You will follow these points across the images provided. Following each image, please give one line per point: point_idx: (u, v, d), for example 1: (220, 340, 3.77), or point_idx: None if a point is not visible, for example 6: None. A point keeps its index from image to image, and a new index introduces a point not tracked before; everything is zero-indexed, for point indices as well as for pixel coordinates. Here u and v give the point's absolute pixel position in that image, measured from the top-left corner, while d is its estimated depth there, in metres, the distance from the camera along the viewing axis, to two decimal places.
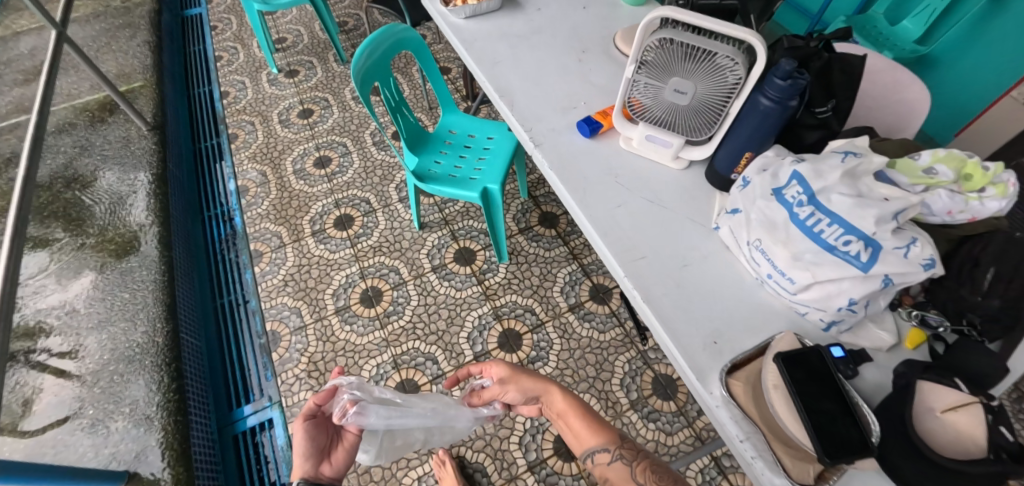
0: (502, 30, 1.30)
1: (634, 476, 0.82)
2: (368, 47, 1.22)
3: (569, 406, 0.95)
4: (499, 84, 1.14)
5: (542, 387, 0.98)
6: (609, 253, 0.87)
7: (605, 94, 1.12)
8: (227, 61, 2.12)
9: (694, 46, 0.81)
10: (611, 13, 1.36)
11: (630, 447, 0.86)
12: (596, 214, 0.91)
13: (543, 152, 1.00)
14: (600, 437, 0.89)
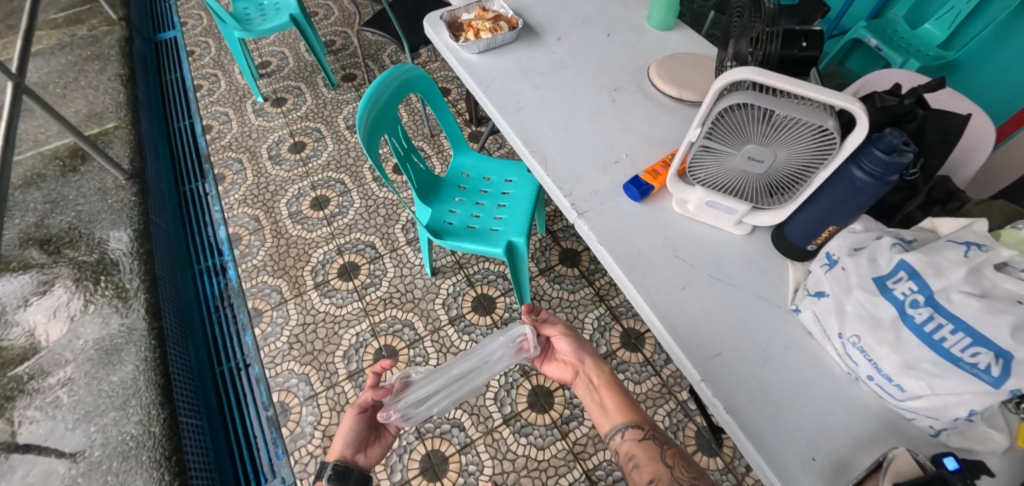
0: (521, 66, 1.16)
1: (664, 459, 0.80)
2: (370, 100, 1.06)
3: (611, 378, 0.91)
4: (527, 136, 1.01)
5: (590, 355, 0.94)
6: (682, 351, 0.76)
7: (646, 144, 1.00)
8: (208, 91, 1.97)
9: (778, 113, 0.69)
10: (638, 40, 1.24)
11: (660, 436, 0.84)
12: (659, 299, 0.80)
13: (589, 223, 0.88)
14: (634, 418, 0.86)
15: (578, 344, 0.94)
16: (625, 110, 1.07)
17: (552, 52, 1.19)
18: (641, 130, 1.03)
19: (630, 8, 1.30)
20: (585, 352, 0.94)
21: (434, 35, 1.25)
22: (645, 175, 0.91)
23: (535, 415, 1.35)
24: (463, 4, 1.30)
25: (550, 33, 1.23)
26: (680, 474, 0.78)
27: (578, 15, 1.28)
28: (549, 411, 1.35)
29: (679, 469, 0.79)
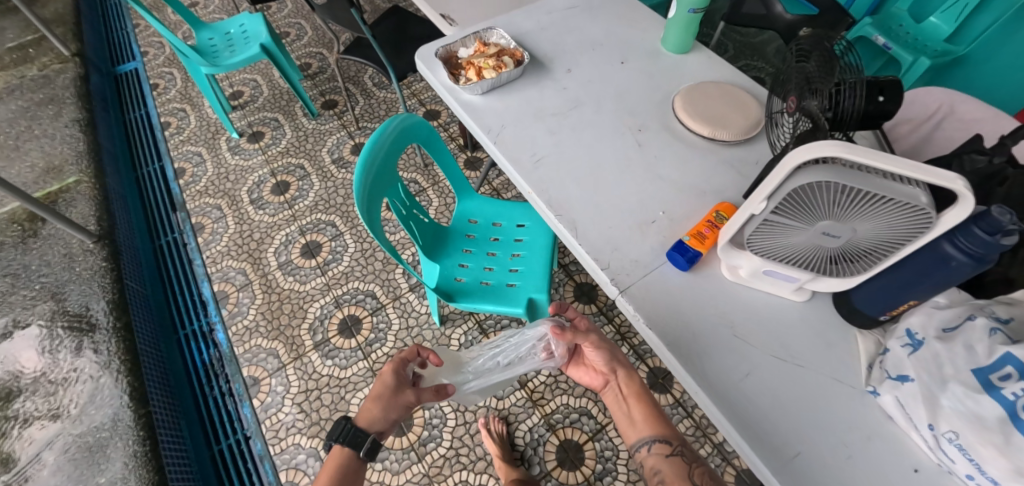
0: (531, 106, 1.04)
1: (690, 475, 0.74)
2: (366, 168, 0.94)
3: (642, 388, 0.86)
4: (550, 196, 0.90)
5: (622, 364, 0.88)
6: (755, 454, 0.70)
7: (680, 197, 0.91)
8: (177, 129, 1.82)
9: (866, 192, 0.60)
10: (655, 67, 1.13)
11: (689, 454, 0.79)
12: (720, 392, 0.74)
13: (632, 302, 0.79)
14: (662, 432, 0.81)
15: (609, 352, 0.87)
16: (653, 155, 0.97)
17: (563, 88, 1.08)
18: (674, 179, 0.94)
19: (641, 30, 1.19)
20: (617, 360, 0.88)
21: (429, 72, 1.11)
22: (689, 239, 0.82)
23: (566, 473, 1.24)
24: (458, 35, 1.17)
25: (558, 65, 1.12)
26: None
27: (586, 42, 1.16)
28: (580, 467, 1.24)
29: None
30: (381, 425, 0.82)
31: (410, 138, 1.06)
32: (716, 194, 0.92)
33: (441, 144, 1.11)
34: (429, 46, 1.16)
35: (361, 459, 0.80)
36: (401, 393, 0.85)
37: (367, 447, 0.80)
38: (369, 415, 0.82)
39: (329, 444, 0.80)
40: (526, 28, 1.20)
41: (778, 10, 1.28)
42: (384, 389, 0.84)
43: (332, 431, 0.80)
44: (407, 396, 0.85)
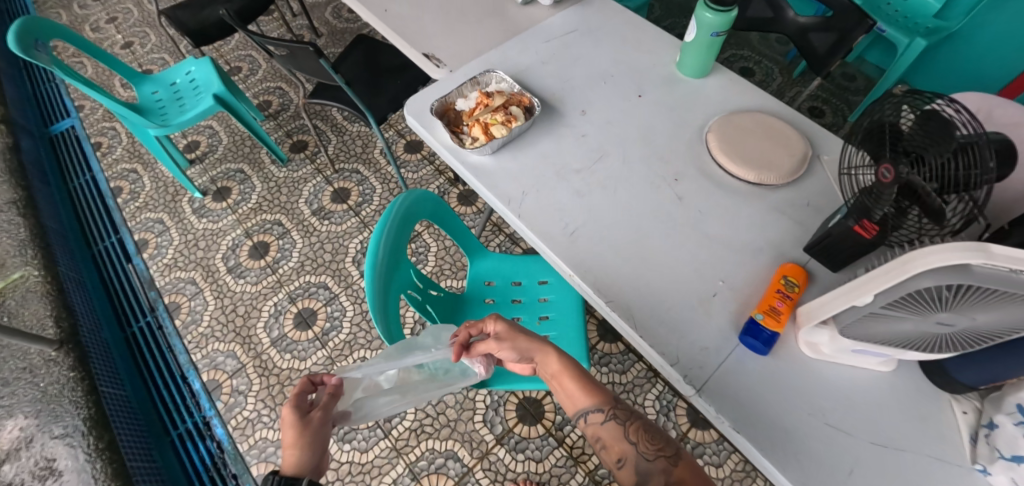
0: (551, 164, 0.92)
1: (626, 435, 0.69)
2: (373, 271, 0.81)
3: (563, 360, 0.78)
4: (596, 278, 0.80)
5: (535, 343, 0.80)
6: None
7: (736, 258, 0.82)
8: (131, 194, 1.62)
9: (1001, 289, 0.52)
10: (675, 95, 1.02)
11: (624, 411, 0.73)
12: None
13: (712, 400, 0.72)
14: (594, 403, 0.74)
15: (516, 338, 0.80)
16: (697, 211, 0.87)
17: (582, 135, 0.96)
18: (726, 239, 0.84)
19: (651, 53, 1.08)
20: (528, 342, 0.80)
21: (426, 132, 0.97)
22: (762, 317, 0.75)
23: None
24: (452, 81, 1.03)
25: (571, 107, 0.99)
26: (645, 450, 0.67)
27: (595, 75, 1.04)
28: None
29: (645, 443, 0.68)
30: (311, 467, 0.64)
31: (417, 216, 0.92)
32: (773, 250, 0.83)
33: (451, 213, 0.99)
34: (418, 99, 1.02)
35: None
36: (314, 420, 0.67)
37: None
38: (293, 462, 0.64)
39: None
40: (525, 63, 1.06)
41: (790, 13, 1.19)
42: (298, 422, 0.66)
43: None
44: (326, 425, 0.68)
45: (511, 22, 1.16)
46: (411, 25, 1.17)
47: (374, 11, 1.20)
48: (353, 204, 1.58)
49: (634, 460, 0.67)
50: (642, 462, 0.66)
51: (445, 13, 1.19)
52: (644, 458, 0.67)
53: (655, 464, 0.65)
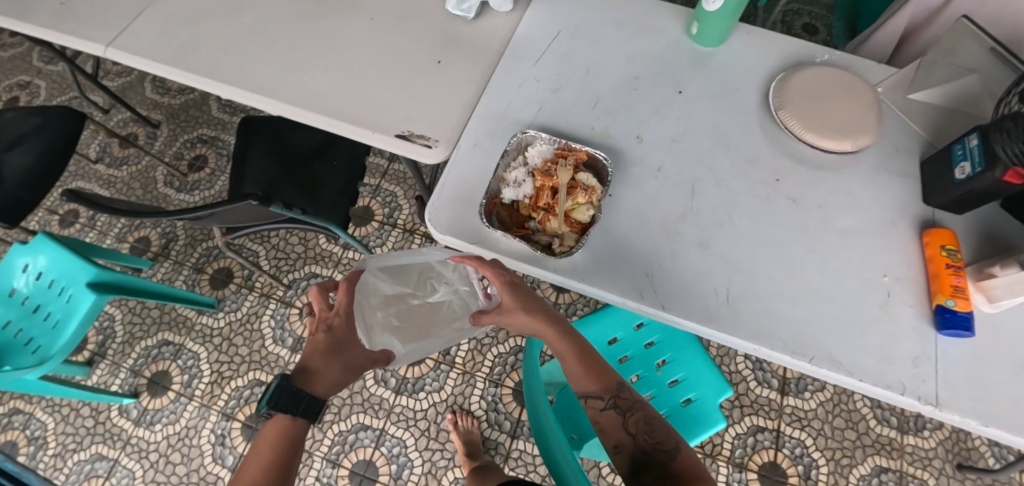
0: (649, 225, 0.77)
1: (625, 426, 0.68)
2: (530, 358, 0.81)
3: (570, 335, 0.75)
4: (785, 340, 0.71)
5: (540, 314, 0.75)
6: None
7: (876, 243, 0.77)
8: (34, 443, 1.18)
9: None
10: (708, 77, 0.89)
11: (629, 396, 0.71)
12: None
13: (953, 407, 0.69)
14: (601, 387, 0.72)
15: (520, 301, 0.75)
16: (816, 208, 0.79)
17: (655, 169, 0.81)
18: (858, 225, 0.78)
19: (654, 37, 0.92)
20: (536, 309, 0.76)
21: (486, 250, 0.75)
22: (955, 303, 0.71)
23: None
24: (474, 166, 0.80)
25: (618, 140, 0.83)
26: (643, 442, 0.67)
27: (616, 89, 0.88)
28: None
29: (645, 434, 0.67)
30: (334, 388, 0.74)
31: None
32: (900, 215, 0.79)
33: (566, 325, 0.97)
34: (440, 209, 0.77)
35: (305, 422, 0.70)
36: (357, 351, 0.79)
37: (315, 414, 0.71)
38: (319, 378, 0.74)
39: (267, 414, 0.69)
40: (532, 105, 0.86)
41: None
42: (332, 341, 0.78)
43: (269, 399, 0.69)
44: (360, 357, 0.80)
45: (473, 57, 0.93)
46: (355, 105, 0.89)
47: (293, 103, 0.89)
48: None
49: (632, 452, 0.66)
50: (640, 454, 0.66)
51: (386, 73, 0.92)
52: (641, 451, 0.66)
53: (653, 457, 0.65)
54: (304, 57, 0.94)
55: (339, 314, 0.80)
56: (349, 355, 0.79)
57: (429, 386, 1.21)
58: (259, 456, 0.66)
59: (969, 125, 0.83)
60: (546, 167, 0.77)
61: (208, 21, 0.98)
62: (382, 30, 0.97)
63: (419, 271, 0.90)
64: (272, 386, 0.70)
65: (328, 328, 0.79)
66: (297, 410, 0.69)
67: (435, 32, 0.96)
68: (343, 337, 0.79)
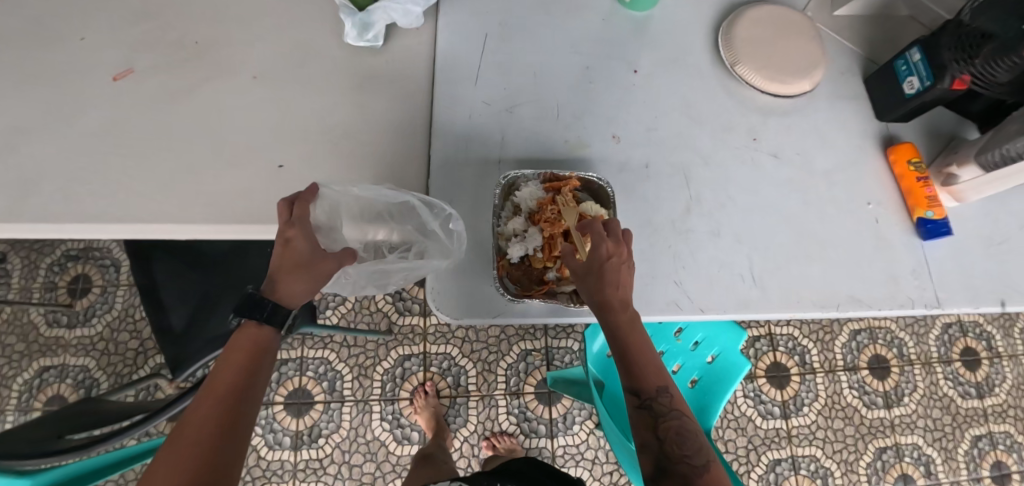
0: (657, 231, 0.76)
1: (656, 430, 0.59)
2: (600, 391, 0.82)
3: (635, 330, 0.61)
4: (809, 298, 0.76)
5: (609, 295, 0.60)
6: None
7: (849, 172, 0.82)
8: None
9: None
10: (649, 50, 0.85)
11: (667, 405, 0.59)
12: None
13: (952, 303, 0.78)
14: (636, 386, 0.60)
15: (586, 275, 0.61)
16: (794, 156, 0.82)
17: (643, 167, 0.79)
18: (833, 161, 0.82)
19: (582, 20, 0.86)
20: (605, 289, 0.60)
21: (518, 320, 0.71)
22: (933, 213, 0.78)
23: (796, 389, 1.24)
24: (467, 230, 0.73)
25: (592, 149, 0.79)
26: (672, 450, 0.58)
27: (568, 92, 0.82)
28: (787, 384, 1.25)
29: (675, 444, 0.58)
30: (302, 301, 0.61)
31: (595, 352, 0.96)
32: (863, 138, 0.83)
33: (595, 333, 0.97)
34: (445, 293, 0.71)
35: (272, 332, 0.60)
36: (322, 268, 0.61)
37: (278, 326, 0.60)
38: (283, 291, 0.60)
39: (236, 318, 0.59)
40: (492, 136, 0.79)
41: None
42: (292, 262, 0.60)
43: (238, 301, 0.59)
44: (325, 272, 0.61)
45: (402, 96, 0.81)
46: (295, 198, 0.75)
47: (216, 218, 0.74)
48: (322, 396, 1.15)
49: (656, 453, 0.59)
50: (665, 460, 0.58)
51: (310, 145, 0.78)
52: (667, 458, 0.58)
53: (678, 469, 0.57)
54: (201, 154, 0.77)
55: (294, 226, 0.60)
56: (310, 272, 0.60)
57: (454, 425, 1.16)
58: (220, 379, 0.55)
59: (888, 30, 0.88)
60: (547, 210, 0.72)
61: (42, 141, 0.76)
62: (281, 92, 0.81)
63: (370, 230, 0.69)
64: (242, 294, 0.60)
65: (284, 244, 0.60)
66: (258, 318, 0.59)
67: (345, 76, 0.82)
68: (303, 254, 0.60)
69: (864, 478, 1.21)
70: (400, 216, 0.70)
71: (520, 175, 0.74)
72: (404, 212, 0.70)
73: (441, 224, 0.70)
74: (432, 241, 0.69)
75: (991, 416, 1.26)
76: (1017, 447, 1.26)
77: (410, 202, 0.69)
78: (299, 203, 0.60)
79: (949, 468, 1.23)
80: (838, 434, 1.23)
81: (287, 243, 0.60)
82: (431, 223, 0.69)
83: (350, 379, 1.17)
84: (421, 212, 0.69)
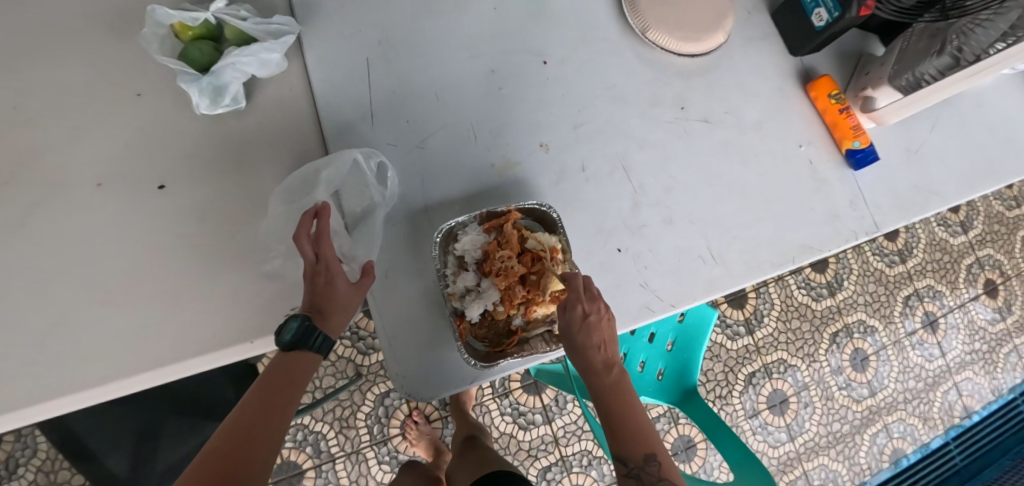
0: (612, 236, 0.72)
1: None
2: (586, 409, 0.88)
3: (619, 394, 0.66)
4: (766, 260, 0.76)
5: (592, 360, 0.64)
6: (990, 188, 0.85)
7: (775, 117, 0.80)
8: None
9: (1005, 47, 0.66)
10: (554, 33, 0.77)
11: (655, 474, 0.63)
12: (972, 176, 0.85)
13: (889, 222, 0.81)
14: (623, 451, 0.65)
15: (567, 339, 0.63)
16: (724, 115, 0.79)
17: (581, 171, 0.73)
18: (760, 111, 0.80)
19: (471, 15, 0.75)
20: (588, 351, 0.63)
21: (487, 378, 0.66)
22: (859, 143, 0.78)
23: (751, 304, 1.34)
24: (416, 298, 0.67)
25: (523, 167, 0.72)
26: None
27: (480, 106, 0.73)
28: (743, 302, 1.33)
29: None
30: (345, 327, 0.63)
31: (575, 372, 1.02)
32: (783, 78, 0.81)
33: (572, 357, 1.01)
34: (410, 373, 0.65)
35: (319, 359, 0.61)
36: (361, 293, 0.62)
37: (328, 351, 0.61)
38: (333, 319, 0.61)
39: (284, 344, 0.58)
40: (412, 181, 0.70)
41: None
42: (331, 296, 0.60)
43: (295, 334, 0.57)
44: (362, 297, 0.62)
45: (295, 160, 0.69)
46: (210, 317, 0.65)
47: (124, 370, 0.63)
48: (311, 462, 1.15)
49: None
50: None
51: (205, 248, 0.66)
52: None
53: None
54: (76, 298, 0.64)
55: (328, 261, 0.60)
56: (355, 298, 0.61)
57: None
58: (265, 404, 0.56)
59: None
60: (496, 259, 0.67)
61: None
62: (145, 193, 0.66)
63: (298, 186, 0.65)
64: (283, 331, 0.57)
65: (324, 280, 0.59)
66: (312, 349, 0.59)
67: (217, 152, 0.68)
68: (346, 283, 0.61)
69: (825, 362, 1.35)
70: (333, 168, 0.65)
71: (455, 224, 0.66)
72: (338, 166, 0.65)
73: (375, 176, 0.67)
74: (360, 191, 0.67)
75: (914, 276, 1.42)
76: (939, 295, 1.43)
77: (350, 156, 0.65)
78: (325, 236, 0.60)
79: (889, 331, 1.39)
80: (797, 332, 1.35)
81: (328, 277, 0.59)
82: (367, 172, 0.66)
83: (334, 436, 1.16)
84: (357, 163, 0.66)
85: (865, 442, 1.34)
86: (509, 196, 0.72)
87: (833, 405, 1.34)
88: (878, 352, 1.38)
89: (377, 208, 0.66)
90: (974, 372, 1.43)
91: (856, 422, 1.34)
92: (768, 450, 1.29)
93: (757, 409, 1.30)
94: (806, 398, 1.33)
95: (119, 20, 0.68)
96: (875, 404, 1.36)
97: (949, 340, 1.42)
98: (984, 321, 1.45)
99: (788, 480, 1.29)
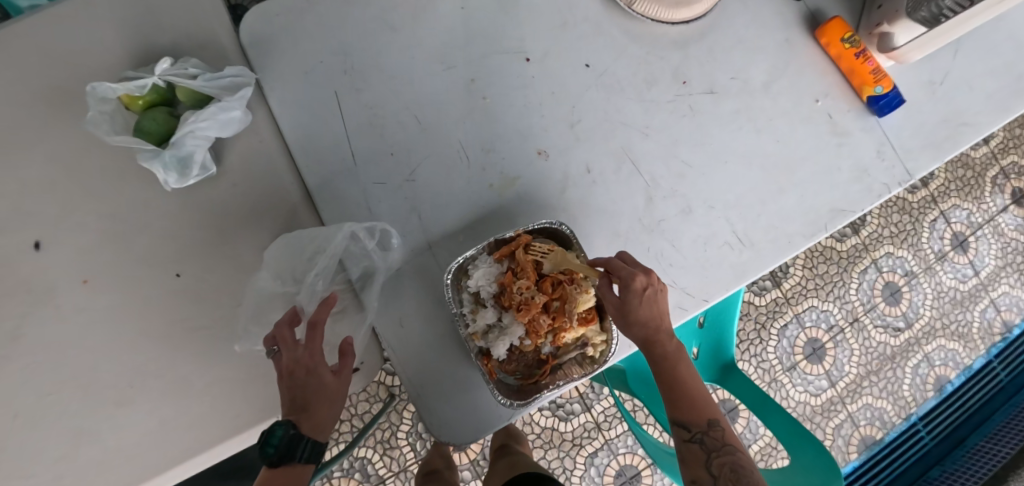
0: (630, 239, 0.68)
1: (707, 468, 0.60)
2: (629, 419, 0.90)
3: (679, 362, 0.63)
4: (797, 232, 0.71)
5: (655, 328, 0.61)
6: None
7: (785, 74, 0.73)
8: None
9: None
10: (532, 24, 0.69)
11: (719, 439, 0.62)
12: (1004, 97, 0.78)
13: (922, 166, 0.75)
14: (687, 418, 0.62)
15: (626, 313, 0.60)
16: (729, 82, 0.72)
17: (585, 174, 0.68)
18: (769, 69, 0.73)
19: (438, 21, 0.68)
20: (650, 322, 0.60)
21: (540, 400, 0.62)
22: (881, 87, 0.71)
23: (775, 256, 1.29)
24: (440, 343, 0.64)
25: (524, 181, 0.67)
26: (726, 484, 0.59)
27: (466, 122, 0.67)
28: None
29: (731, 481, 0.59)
30: (331, 425, 0.60)
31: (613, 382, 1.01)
32: (789, 27, 0.74)
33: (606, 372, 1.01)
34: (449, 420, 0.62)
35: (312, 466, 0.59)
36: (341, 385, 0.59)
37: (319, 457, 0.59)
38: (318, 414, 0.58)
39: (269, 455, 0.55)
40: (407, 218, 0.65)
41: None
42: (312, 390, 0.57)
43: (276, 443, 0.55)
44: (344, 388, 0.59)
45: (280, 217, 0.64)
46: (227, 402, 0.61)
47: (148, 473, 0.59)
48: None
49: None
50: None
51: (207, 327, 0.62)
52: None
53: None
54: (78, 409, 0.59)
55: (309, 352, 0.57)
56: (339, 389, 0.59)
57: (484, 467, 1.19)
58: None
59: None
60: (514, 291, 0.63)
61: None
62: (131, 283, 0.61)
63: (295, 265, 0.61)
64: (269, 439, 0.55)
65: (305, 372, 0.57)
66: (299, 460, 0.57)
67: (197, 225, 0.63)
68: (328, 374, 0.58)
69: (857, 300, 1.31)
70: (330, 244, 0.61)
71: (464, 260, 0.63)
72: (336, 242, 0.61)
73: (376, 243, 0.63)
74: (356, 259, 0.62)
75: (938, 198, 1.36)
76: (966, 213, 1.37)
77: (347, 231, 0.61)
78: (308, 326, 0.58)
79: (918, 259, 1.34)
80: (825, 276, 1.31)
81: (308, 367, 0.57)
82: (368, 243, 0.62)
83: (380, 458, 1.16)
84: (356, 235, 0.61)
85: (907, 374, 1.31)
86: (512, 216, 0.67)
87: (870, 342, 1.31)
88: (910, 281, 1.34)
89: (378, 273, 0.62)
90: (1010, 285, 1.39)
91: (898, 357, 1.31)
92: (811, 398, 1.27)
93: (794, 362, 1.28)
94: (841, 341, 1.30)
95: (63, 98, 0.62)
96: (913, 335, 1.33)
97: (981, 257, 1.37)
98: (1014, 231, 1.40)
99: (833, 425, 1.27)
